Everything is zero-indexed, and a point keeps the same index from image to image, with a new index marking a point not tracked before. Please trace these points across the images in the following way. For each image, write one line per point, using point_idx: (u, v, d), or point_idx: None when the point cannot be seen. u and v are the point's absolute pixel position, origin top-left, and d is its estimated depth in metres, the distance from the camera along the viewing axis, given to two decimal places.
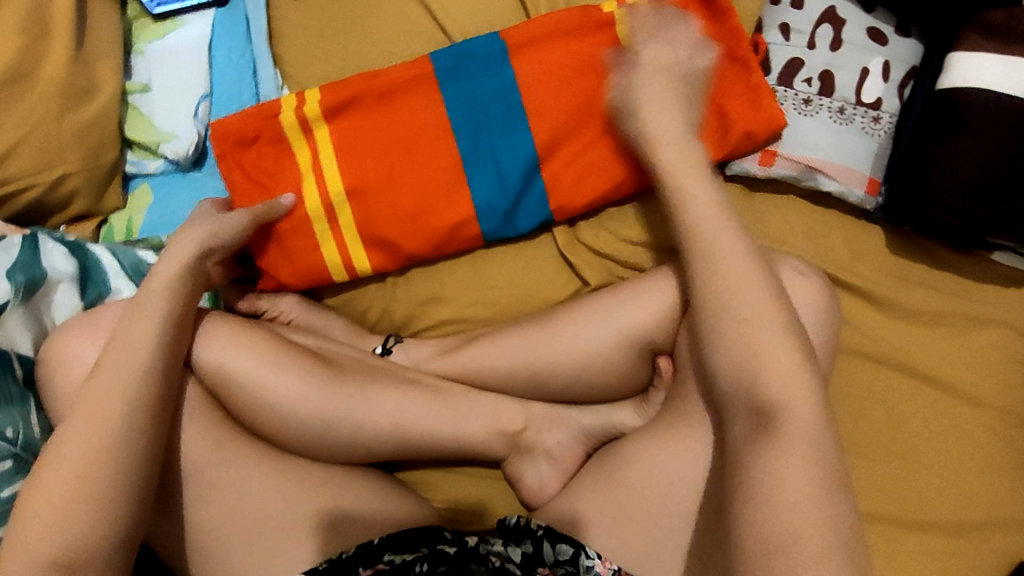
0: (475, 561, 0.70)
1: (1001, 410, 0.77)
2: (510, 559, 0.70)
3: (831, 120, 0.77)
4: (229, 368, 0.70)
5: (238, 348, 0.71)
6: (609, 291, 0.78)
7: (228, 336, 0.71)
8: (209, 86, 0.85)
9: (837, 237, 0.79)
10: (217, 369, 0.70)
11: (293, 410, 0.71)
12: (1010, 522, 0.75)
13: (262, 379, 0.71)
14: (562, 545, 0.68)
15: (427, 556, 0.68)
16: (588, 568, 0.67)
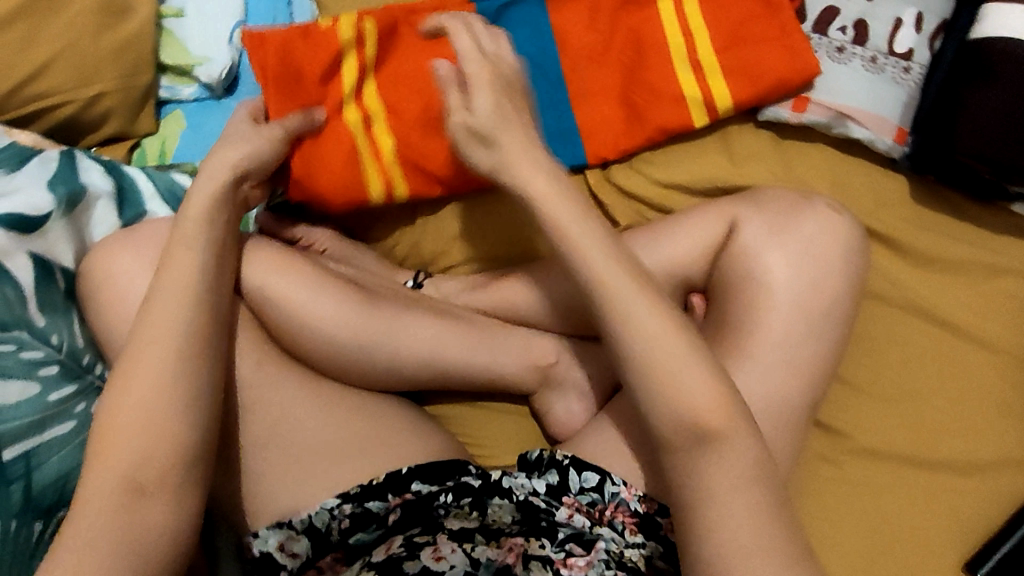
0: (497, 492, 0.73)
1: (1016, 356, 0.79)
2: (534, 492, 0.72)
3: (864, 69, 0.79)
4: (268, 289, 0.71)
5: (280, 272, 0.72)
6: (645, 227, 0.79)
7: (271, 259, 0.72)
8: (245, 14, 0.85)
9: (863, 185, 0.82)
10: (257, 290, 0.71)
11: (334, 332, 0.72)
12: (1020, 463, 0.78)
13: (303, 301, 0.72)
14: (588, 473, 0.72)
15: (451, 488, 0.72)
16: (613, 494, 0.71)
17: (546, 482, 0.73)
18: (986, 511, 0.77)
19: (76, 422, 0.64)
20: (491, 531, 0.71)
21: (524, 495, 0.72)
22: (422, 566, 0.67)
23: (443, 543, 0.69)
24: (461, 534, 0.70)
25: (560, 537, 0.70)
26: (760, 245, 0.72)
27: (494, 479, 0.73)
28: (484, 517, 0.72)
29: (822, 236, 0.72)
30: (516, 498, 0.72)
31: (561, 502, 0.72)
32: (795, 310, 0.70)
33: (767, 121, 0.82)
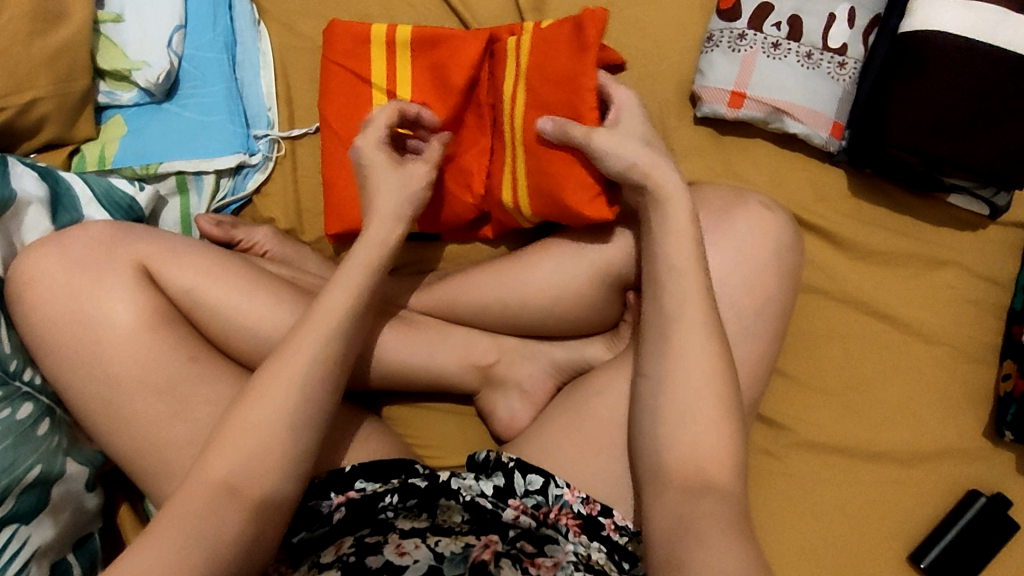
0: (445, 492, 0.71)
1: (954, 346, 0.80)
2: (481, 493, 0.71)
3: (799, 65, 0.79)
4: (200, 292, 0.71)
5: (211, 278, 0.72)
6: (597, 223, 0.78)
7: (202, 265, 0.72)
8: (183, 19, 0.84)
9: (802, 180, 0.82)
10: (187, 293, 0.71)
11: (269, 336, 0.72)
12: (959, 452, 0.78)
13: (238, 305, 0.72)
14: (532, 476, 0.71)
15: (397, 488, 0.71)
16: (556, 496, 0.70)
17: (492, 484, 0.72)
18: (928, 500, 0.78)
19: (1, 427, 0.64)
20: (443, 529, 0.71)
21: (471, 496, 0.71)
22: (385, 560, 0.67)
23: (404, 541, 0.69)
24: (414, 533, 0.70)
25: (510, 535, 0.71)
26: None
27: (441, 478, 0.72)
28: (433, 518, 0.72)
29: (757, 231, 0.72)
30: (464, 499, 0.71)
31: (507, 503, 0.71)
32: (729, 306, 0.70)
33: (704, 117, 0.82)
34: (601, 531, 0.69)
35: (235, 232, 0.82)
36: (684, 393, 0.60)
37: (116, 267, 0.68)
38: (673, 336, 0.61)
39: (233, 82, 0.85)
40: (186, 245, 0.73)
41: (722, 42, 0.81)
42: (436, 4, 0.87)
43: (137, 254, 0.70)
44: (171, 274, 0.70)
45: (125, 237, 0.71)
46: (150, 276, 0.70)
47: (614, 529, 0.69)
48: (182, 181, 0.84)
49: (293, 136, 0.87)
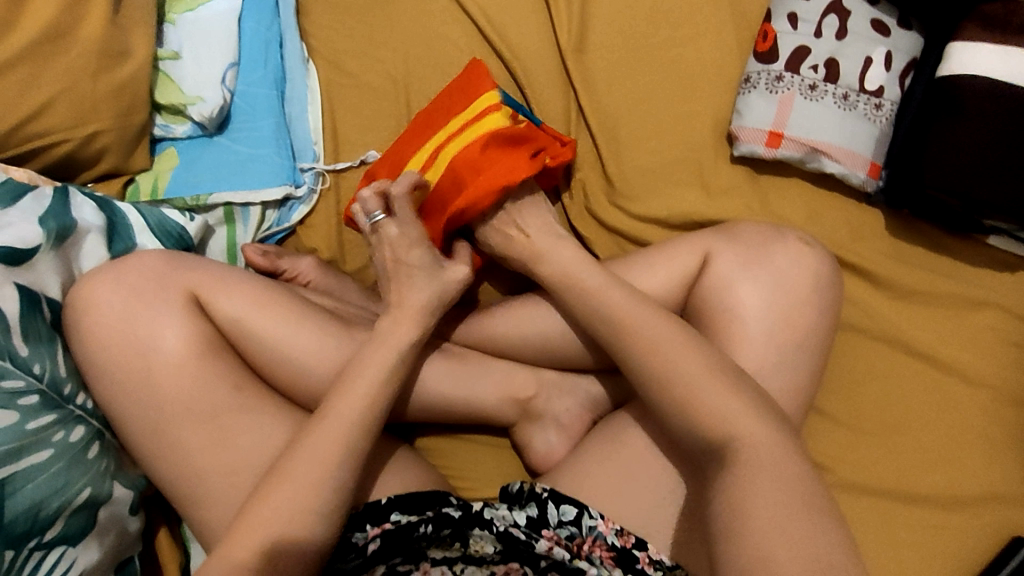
0: (478, 523, 0.73)
1: (997, 389, 0.79)
2: (514, 524, 0.72)
3: (836, 105, 0.80)
4: (246, 320, 0.73)
5: (258, 307, 0.74)
6: (618, 262, 0.79)
7: (250, 293, 0.74)
8: (237, 56, 0.88)
9: (838, 219, 0.83)
10: (234, 321, 0.73)
11: (314, 366, 0.73)
12: (1002, 497, 0.77)
13: (283, 334, 0.73)
14: (566, 507, 0.71)
15: (431, 518, 0.72)
16: (590, 528, 0.70)
17: (525, 515, 0.72)
18: (973, 547, 0.76)
19: (53, 450, 0.65)
20: (474, 559, 0.73)
21: (504, 527, 0.72)
22: None
23: (432, 569, 0.73)
24: (444, 561, 0.73)
25: (540, 564, 0.73)
26: (733, 278, 0.73)
27: (474, 509, 0.73)
28: (465, 547, 0.74)
29: (795, 270, 0.73)
30: (497, 529, 0.72)
31: (540, 534, 0.72)
32: (769, 345, 0.70)
33: (742, 156, 0.84)
34: (636, 565, 0.68)
35: (281, 262, 0.84)
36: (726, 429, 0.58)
37: (168, 296, 0.70)
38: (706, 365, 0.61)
39: (282, 117, 0.88)
40: (235, 274, 0.75)
41: (759, 83, 0.82)
42: (478, 44, 0.90)
43: (190, 283, 0.72)
44: (221, 302, 0.72)
45: (178, 267, 0.73)
46: (200, 304, 0.72)
47: (649, 563, 0.68)
48: (229, 212, 0.86)
49: (339, 169, 0.89)
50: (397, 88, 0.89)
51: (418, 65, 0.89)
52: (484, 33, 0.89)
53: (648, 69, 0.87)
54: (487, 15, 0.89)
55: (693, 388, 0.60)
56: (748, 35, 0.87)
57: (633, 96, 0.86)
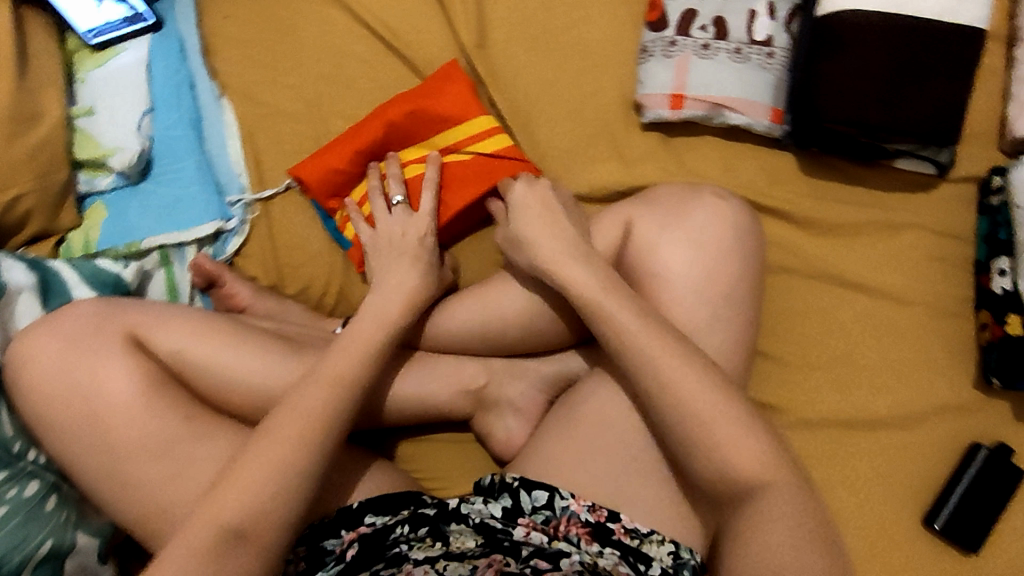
0: (455, 518, 0.73)
1: (929, 305, 0.82)
2: (490, 515, 0.73)
3: (730, 60, 0.83)
4: (188, 351, 0.74)
5: (198, 339, 0.75)
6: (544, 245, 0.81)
7: (188, 327, 0.75)
8: (150, 103, 0.89)
9: (753, 167, 0.85)
10: (178, 354, 0.74)
11: (259, 388, 0.75)
12: (952, 408, 0.80)
13: (226, 360, 0.75)
14: (538, 491, 0.72)
15: (407, 518, 0.73)
16: (563, 508, 0.71)
17: (501, 506, 0.73)
18: (932, 462, 0.79)
19: (8, 506, 0.66)
20: (456, 554, 0.69)
21: (480, 519, 0.72)
22: None
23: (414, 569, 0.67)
24: (426, 561, 0.68)
25: (524, 555, 0.69)
26: (655, 240, 0.75)
27: (451, 506, 0.74)
28: (446, 544, 0.71)
29: (713, 222, 0.75)
30: (474, 521, 0.72)
31: (516, 522, 0.72)
32: (695, 299, 0.72)
33: (651, 122, 0.86)
34: (612, 536, 0.69)
35: (224, 275, 0.86)
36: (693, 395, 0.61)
37: (106, 339, 0.71)
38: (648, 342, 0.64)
39: (203, 155, 0.89)
40: (173, 311, 0.77)
41: (655, 51, 0.85)
42: (384, 56, 0.92)
43: (128, 324, 0.73)
44: (159, 340, 0.74)
45: (113, 310, 0.74)
46: (139, 343, 0.73)
47: (624, 532, 0.69)
48: (165, 255, 0.87)
49: (266, 197, 0.89)
50: (311, 110, 0.91)
51: (329, 85, 0.91)
52: (389, 45, 0.91)
53: (550, 54, 0.89)
54: (389, 28, 0.92)
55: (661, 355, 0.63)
56: (639, 7, 0.90)
57: (539, 83, 0.89)
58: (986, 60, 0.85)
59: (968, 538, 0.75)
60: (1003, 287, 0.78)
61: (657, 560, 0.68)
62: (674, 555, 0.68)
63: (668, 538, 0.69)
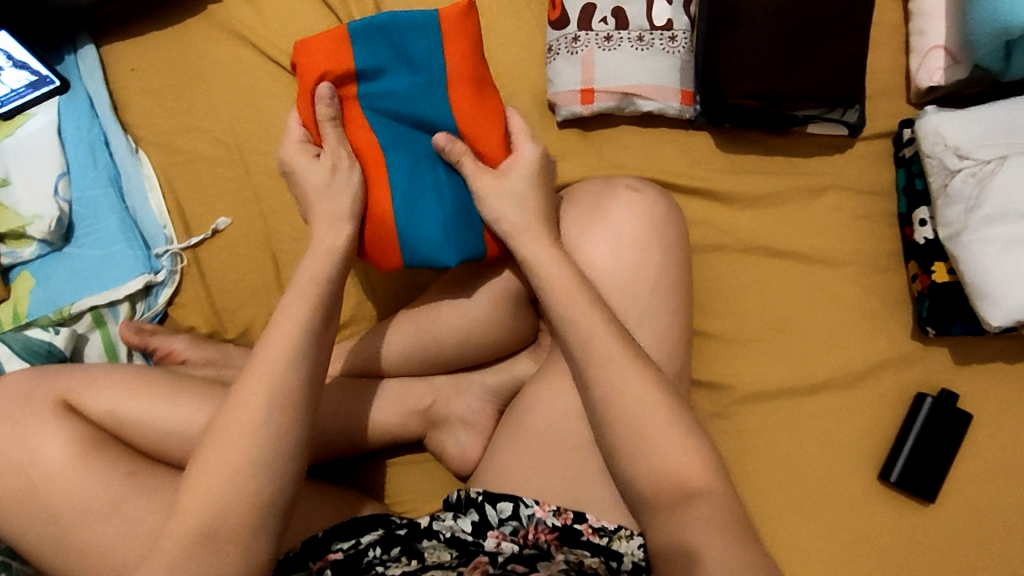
0: (427, 535, 0.70)
1: (859, 263, 0.83)
2: (460, 529, 0.70)
3: (634, 49, 0.84)
4: (122, 409, 0.74)
5: (133, 395, 0.75)
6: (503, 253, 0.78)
7: (122, 383, 0.76)
8: (64, 166, 0.88)
9: (671, 150, 0.86)
10: (111, 414, 0.74)
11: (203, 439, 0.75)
12: (895, 361, 0.80)
13: (165, 413, 0.75)
14: (502, 503, 0.70)
15: (378, 539, 0.70)
16: (529, 517, 0.69)
17: (469, 520, 0.70)
18: (881, 417, 0.79)
19: None
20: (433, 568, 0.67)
21: (450, 534, 0.70)
22: None
23: None
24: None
25: (501, 561, 0.67)
26: (575, 242, 0.75)
27: (422, 523, 0.71)
28: (422, 561, 0.68)
29: (630, 215, 0.76)
30: (444, 536, 0.70)
31: (486, 535, 0.69)
32: (621, 293, 0.73)
33: (565, 119, 0.86)
34: (581, 537, 0.68)
35: (152, 339, 0.85)
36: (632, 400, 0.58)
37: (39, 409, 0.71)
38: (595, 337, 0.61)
39: (126, 212, 0.89)
40: (105, 370, 0.77)
41: (560, 48, 0.86)
42: (295, 87, 0.92)
43: (59, 389, 0.73)
44: (89, 402, 0.74)
45: (45, 377, 0.74)
46: (71, 406, 0.73)
47: (593, 532, 0.68)
48: (97, 316, 0.87)
49: (193, 245, 0.89)
50: (229, 151, 0.91)
51: (244, 124, 0.91)
52: None
53: None
54: None
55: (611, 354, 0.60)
56: (541, 8, 0.90)
57: None
58: (883, 16, 0.86)
59: (924, 487, 0.77)
60: (925, 236, 0.79)
61: (629, 556, 0.67)
62: (643, 548, 0.66)
63: (635, 532, 0.68)
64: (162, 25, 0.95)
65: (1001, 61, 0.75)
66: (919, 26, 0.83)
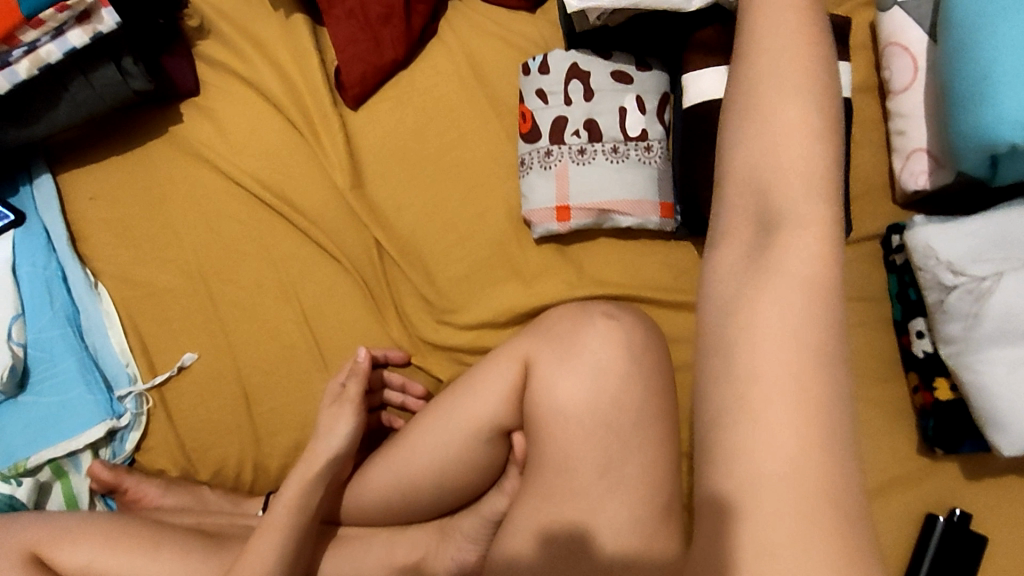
0: None
1: (855, 375, 0.79)
2: None
3: (608, 162, 0.81)
4: (97, 565, 0.71)
5: (110, 549, 0.72)
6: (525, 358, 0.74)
7: (99, 536, 0.72)
8: (19, 307, 0.84)
9: (655, 265, 0.83)
10: (86, 569, 0.71)
11: None
12: (900, 479, 0.77)
13: (143, 573, 0.71)
14: None
15: None
16: None
17: None
18: (890, 540, 0.76)
19: None
20: None
21: None
22: None
23: None
24: None
25: None
26: (549, 375, 0.71)
27: None
28: None
29: (605, 349, 0.71)
30: None
31: None
32: (606, 434, 0.69)
33: (543, 237, 0.83)
34: None
35: (125, 479, 0.81)
36: (775, 421, 0.43)
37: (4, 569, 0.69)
38: (789, 330, 0.44)
39: (85, 352, 0.84)
40: (80, 520, 0.73)
41: (533, 163, 0.83)
42: (262, 210, 0.88)
43: (31, 543, 0.71)
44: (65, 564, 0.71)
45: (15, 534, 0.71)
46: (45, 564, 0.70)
47: None
48: (57, 466, 0.82)
49: (158, 383, 0.84)
50: (195, 282, 0.87)
51: (209, 251, 0.87)
52: (264, 199, 0.88)
53: (430, 183, 0.87)
54: (262, 183, 0.89)
55: (790, 353, 0.43)
56: (513, 119, 0.88)
57: (424, 213, 0.86)
58: (862, 115, 0.84)
59: None
60: (924, 349, 0.75)
61: None
62: None
63: None
64: (121, 149, 0.91)
65: (989, 169, 0.71)
66: (899, 127, 0.80)
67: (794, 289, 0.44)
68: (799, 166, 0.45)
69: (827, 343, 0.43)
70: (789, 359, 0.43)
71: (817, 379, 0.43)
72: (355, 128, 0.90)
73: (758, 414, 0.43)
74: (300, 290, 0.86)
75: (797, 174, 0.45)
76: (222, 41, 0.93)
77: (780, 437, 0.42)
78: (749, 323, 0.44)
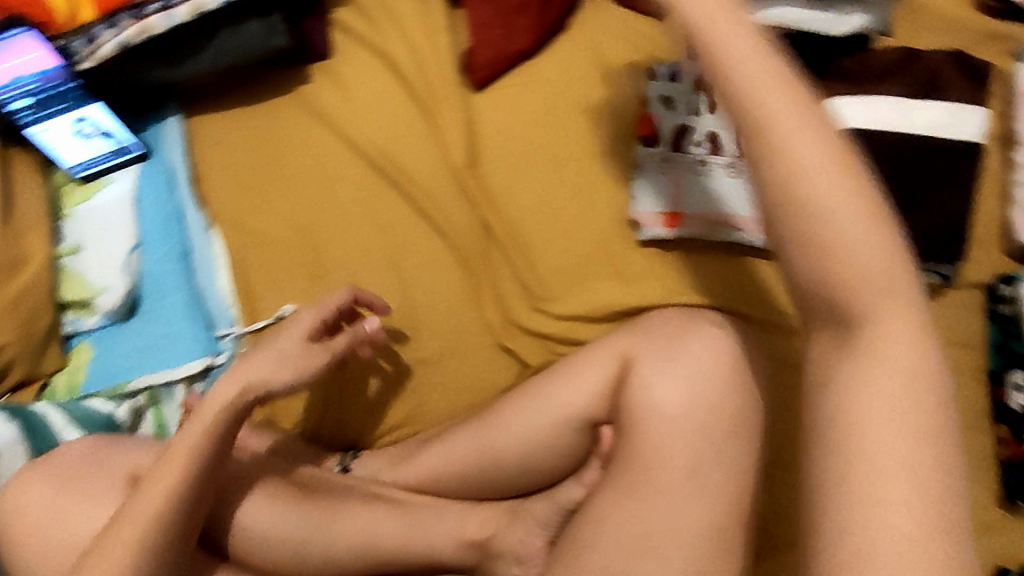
0: None
1: None
2: None
3: (724, 175, 0.82)
4: None
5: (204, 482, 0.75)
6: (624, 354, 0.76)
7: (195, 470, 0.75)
8: (138, 239, 0.88)
9: (757, 283, 0.83)
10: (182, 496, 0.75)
11: (266, 536, 0.76)
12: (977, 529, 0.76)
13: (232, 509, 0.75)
14: None
15: None
16: None
17: None
18: None
19: None
20: None
21: None
22: None
23: None
24: None
25: None
26: (651, 374, 0.73)
27: None
28: None
29: (708, 354, 0.72)
30: None
31: None
32: (700, 438, 0.69)
33: (648, 239, 0.84)
34: None
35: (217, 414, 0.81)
36: (886, 468, 0.45)
37: (104, 480, 0.68)
38: (882, 404, 0.46)
39: (192, 289, 0.87)
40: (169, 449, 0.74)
41: (648, 166, 0.84)
42: (375, 177, 0.91)
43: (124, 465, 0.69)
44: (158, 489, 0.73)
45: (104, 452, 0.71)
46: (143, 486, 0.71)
47: None
48: (153, 393, 0.84)
49: (257, 329, 0.86)
50: (302, 236, 0.89)
51: (320, 209, 0.90)
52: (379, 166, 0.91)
53: (542, 172, 0.88)
54: (379, 150, 0.91)
55: (893, 409, 0.46)
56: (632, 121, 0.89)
57: (533, 200, 0.88)
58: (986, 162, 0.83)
59: None
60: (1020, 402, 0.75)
61: None
62: None
63: None
64: (249, 102, 0.95)
65: None
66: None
67: (902, 375, 0.47)
68: (853, 231, 0.45)
69: (923, 381, 0.47)
70: (887, 418, 0.46)
71: (925, 455, 0.46)
72: (475, 109, 0.91)
73: (855, 450, 0.46)
74: (403, 259, 0.89)
75: (841, 196, 0.45)
76: (356, 12, 0.97)
77: (894, 481, 0.45)
78: (852, 404, 0.47)
